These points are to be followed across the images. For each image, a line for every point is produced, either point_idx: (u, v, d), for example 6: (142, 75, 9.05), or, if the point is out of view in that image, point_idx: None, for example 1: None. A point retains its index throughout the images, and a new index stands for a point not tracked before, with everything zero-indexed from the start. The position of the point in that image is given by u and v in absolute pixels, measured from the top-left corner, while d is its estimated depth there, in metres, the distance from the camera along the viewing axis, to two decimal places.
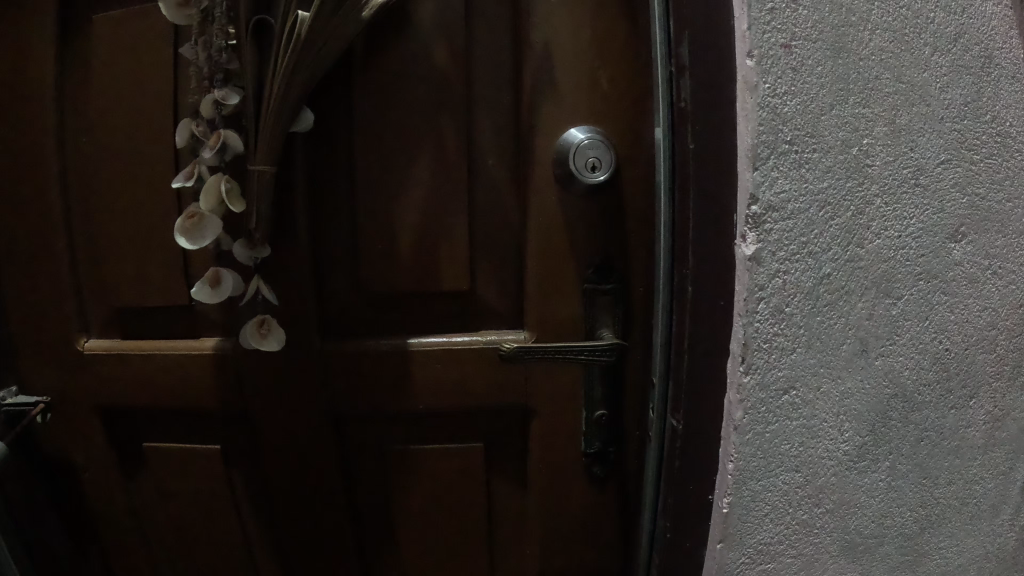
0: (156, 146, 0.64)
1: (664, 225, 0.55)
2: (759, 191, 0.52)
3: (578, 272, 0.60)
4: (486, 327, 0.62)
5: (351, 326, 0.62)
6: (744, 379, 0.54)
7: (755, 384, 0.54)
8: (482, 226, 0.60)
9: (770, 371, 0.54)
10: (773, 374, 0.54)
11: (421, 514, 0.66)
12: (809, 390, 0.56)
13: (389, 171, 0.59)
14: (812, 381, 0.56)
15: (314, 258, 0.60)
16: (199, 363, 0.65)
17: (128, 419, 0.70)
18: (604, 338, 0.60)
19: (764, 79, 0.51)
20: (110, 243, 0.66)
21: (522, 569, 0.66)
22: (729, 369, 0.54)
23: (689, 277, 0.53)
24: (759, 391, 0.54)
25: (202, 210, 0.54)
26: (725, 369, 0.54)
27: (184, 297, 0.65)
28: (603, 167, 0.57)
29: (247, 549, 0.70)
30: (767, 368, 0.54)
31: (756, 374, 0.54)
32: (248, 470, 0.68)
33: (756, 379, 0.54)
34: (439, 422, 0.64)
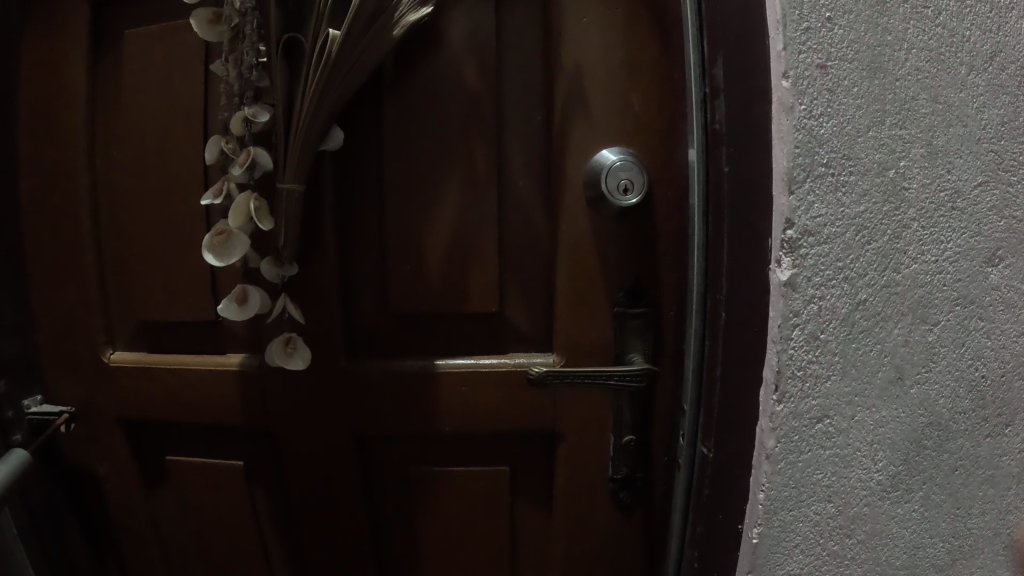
0: (185, 161, 0.65)
1: (697, 248, 0.55)
2: (795, 215, 0.50)
3: (608, 295, 0.59)
4: (514, 350, 0.61)
5: (378, 345, 0.62)
6: (778, 408, 0.52)
7: (789, 413, 0.52)
8: (510, 245, 0.60)
9: (804, 401, 0.53)
10: (807, 403, 0.53)
11: (444, 535, 0.65)
12: (843, 419, 0.54)
13: (418, 190, 0.59)
14: (846, 409, 0.54)
15: (341, 276, 0.60)
16: (223, 378, 0.64)
17: (153, 432, 0.70)
18: (635, 364, 0.58)
19: (800, 101, 0.50)
20: (137, 256, 0.66)
21: None
22: (762, 398, 0.52)
23: (723, 302, 0.52)
24: (792, 420, 0.52)
25: (230, 227, 0.53)
26: (758, 399, 0.52)
27: (210, 312, 0.65)
28: (635, 189, 0.56)
29: (266, 563, 0.70)
30: (801, 397, 0.52)
31: (790, 403, 0.52)
32: (271, 486, 0.68)
33: (790, 408, 0.52)
34: (464, 445, 0.63)
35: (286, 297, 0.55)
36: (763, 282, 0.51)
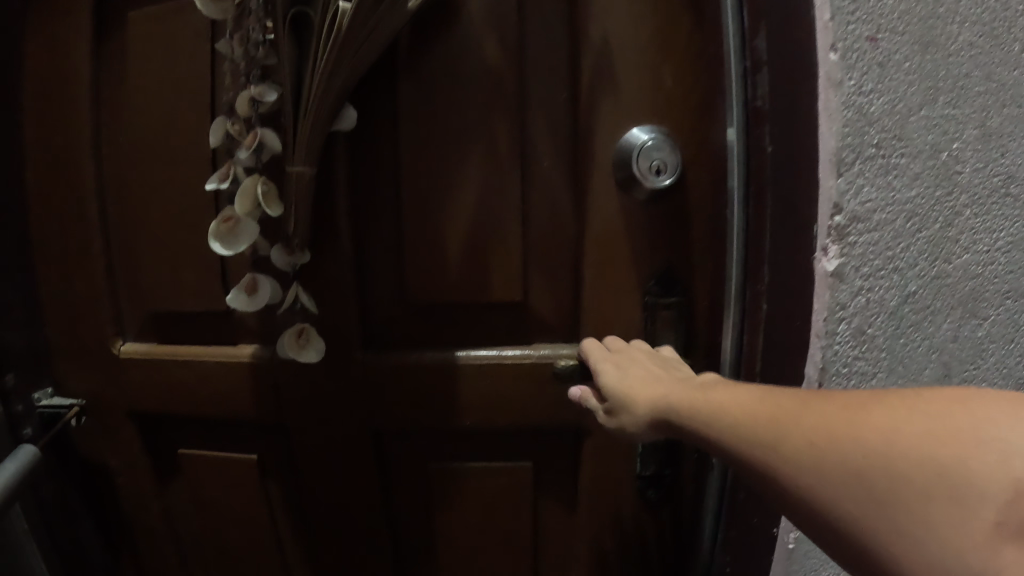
0: (193, 145, 0.62)
1: (735, 233, 0.50)
2: (844, 200, 0.46)
3: (638, 282, 0.55)
4: (538, 341, 0.57)
5: (394, 337, 0.58)
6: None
7: None
8: (536, 231, 0.55)
9: None
10: None
11: (464, 532, 0.63)
12: None
13: (434, 173, 0.55)
14: None
15: (356, 264, 0.57)
16: (235, 370, 0.62)
17: (165, 425, 0.68)
18: None
19: (849, 75, 0.45)
20: (144, 245, 0.64)
21: None
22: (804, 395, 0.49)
23: (763, 293, 0.49)
24: None
25: (237, 213, 0.50)
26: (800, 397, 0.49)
27: (220, 302, 0.63)
28: (668, 170, 0.52)
29: (282, 558, 0.68)
30: None
31: None
32: (285, 481, 0.66)
33: None
34: (486, 440, 0.60)
35: (297, 285, 0.52)
36: (809, 272, 0.47)
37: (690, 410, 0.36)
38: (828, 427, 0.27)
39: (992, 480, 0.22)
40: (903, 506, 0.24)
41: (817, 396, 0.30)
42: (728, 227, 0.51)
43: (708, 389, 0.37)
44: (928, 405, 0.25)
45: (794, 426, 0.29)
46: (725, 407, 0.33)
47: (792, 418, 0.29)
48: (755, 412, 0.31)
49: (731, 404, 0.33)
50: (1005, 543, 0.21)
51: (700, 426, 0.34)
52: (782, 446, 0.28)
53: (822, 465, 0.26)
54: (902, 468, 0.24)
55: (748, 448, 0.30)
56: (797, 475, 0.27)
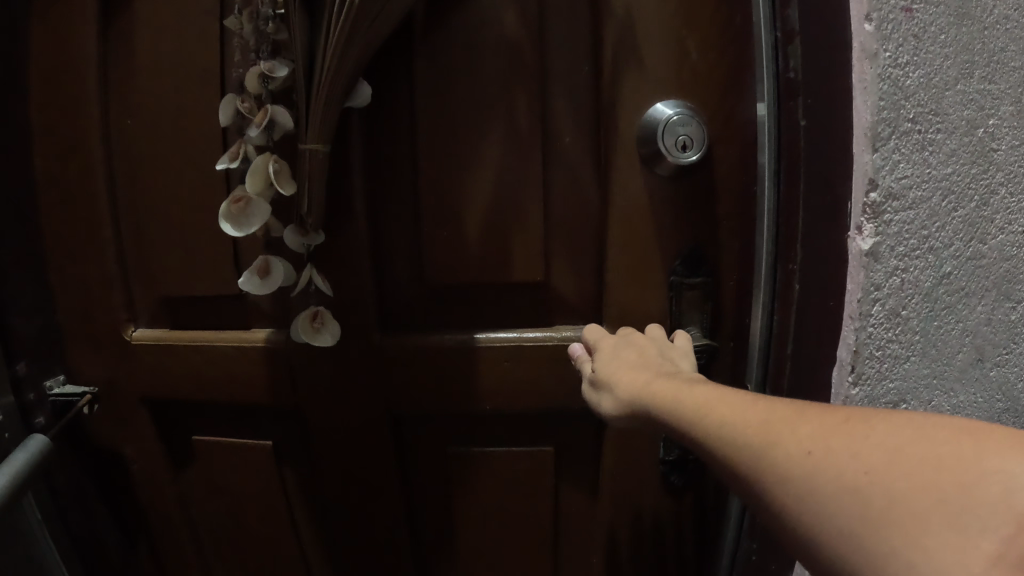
0: (204, 125, 0.60)
1: (767, 211, 0.48)
2: (880, 175, 0.44)
3: (665, 263, 0.53)
4: (561, 323, 0.56)
5: (413, 319, 0.57)
6: (853, 391, 0.47)
7: (864, 396, 0.47)
8: (558, 211, 0.54)
9: (881, 383, 0.48)
10: (884, 385, 0.48)
11: (483, 517, 0.62)
12: (919, 403, 0.49)
13: (452, 152, 0.53)
14: (924, 393, 0.49)
15: (373, 246, 0.55)
16: (249, 355, 0.61)
17: (179, 411, 0.67)
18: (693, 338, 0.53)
19: (885, 46, 0.43)
20: (156, 228, 0.63)
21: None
22: (836, 378, 0.47)
23: (796, 273, 0.47)
24: (867, 403, 0.48)
25: (249, 193, 0.49)
26: (831, 378, 0.48)
27: (234, 286, 0.62)
28: (694, 145, 0.50)
29: (299, 543, 0.68)
30: (878, 379, 0.47)
31: (866, 386, 0.47)
32: (302, 466, 0.65)
33: (866, 391, 0.47)
34: (506, 424, 0.59)
35: (312, 268, 0.51)
36: (841, 253, 0.45)
37: (669, 407, 0.35)
38: (829, 441, 0.26)
39: (997, 517, 0.21)
40: (900, 535, 0.23)
41: (812, 408, 0.29)
42: (759, 204, 0.49)
43: (694, 384, 0.36)
44: (929, 433, 0.25)
45: (788, 437, 0.27)
46: (708, 407, 0.32)
47: (787, 428, 0.28)
48: (747, 415, 0.30)
49: (714, 404, 0.32)
50: None
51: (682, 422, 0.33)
52: (776, 455, 0.27)
53: (817, 482, 0.25)
54: (905, 493, 0.23)
55: (735, 453, 0.29)
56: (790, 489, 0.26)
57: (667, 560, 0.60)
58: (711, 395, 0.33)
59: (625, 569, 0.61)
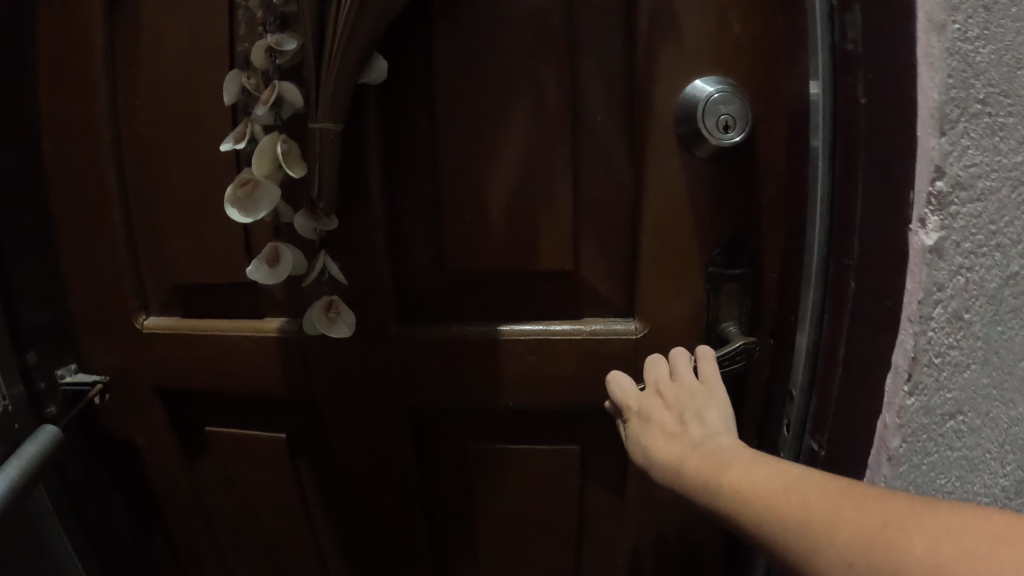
0: (212, 105, 0.57)
1: (819, 202, 0.43)
2: (947, 161, 0.36)
3: (702, 253, 0.50)
4: (588, 314, 0.53)
5: (432, 309, 0.54)
6: (907, 402, 0.39)
7: (920, 407, 0.39)
8: (586, 197, 0.50)
9: (939, 393, 0.40)
10: (942, 396, 0.40)
11: (503, 514, 0.60)
12: (979, 416, 0.41)
13: (474, 132, 0.50)
14: (985, 404, 0.41)
15: (389, 232, 0.52)
16: (261, 345, 0.59)
17: (192, 401, 0.65)
18: (736, 341, 0.48)
19: (954, 16, 0.35)
20: (164, 214, 0.61)
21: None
22: (889, 389, 0.39)
23: (852, 269, 0.41)
24: (923, 416, 0.40)
25: (257, 176, 0.46)
26: (883, 388, 0.40)
27: (246, 274, 0.59)
28: (737, 125, 0.46)
29: (313, 537, 0.66)
30: (936, 389, 0.39)
31: (923, 396, 0.39)
32: (316, 460, 0.63)
33: (923, 402, 0.39)
34: (531, 421, 0.56)
35: (326, 257, 0.48)
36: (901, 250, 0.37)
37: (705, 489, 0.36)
38: (867, 548, 0.27)
39: None
40: None
41: (846, 503, 0.30)
42: (810, 194, 0.43)
43: (727, 458, 0.37)
44: (968, 537, 0.25)
45: (826, 540, 0.29)
46: (744, 496, 0.33)
47: (824, 526, 0.29)
48: (781, 508, 0.31)
49: (749, 491, 0.33)
50: None
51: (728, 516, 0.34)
52: (818, 558, 0.29)
53: None
54: None
55: (774, 549, 0.31)
56: None
57: (693, 565, 0.58)
58: (743, 479, 0.34)
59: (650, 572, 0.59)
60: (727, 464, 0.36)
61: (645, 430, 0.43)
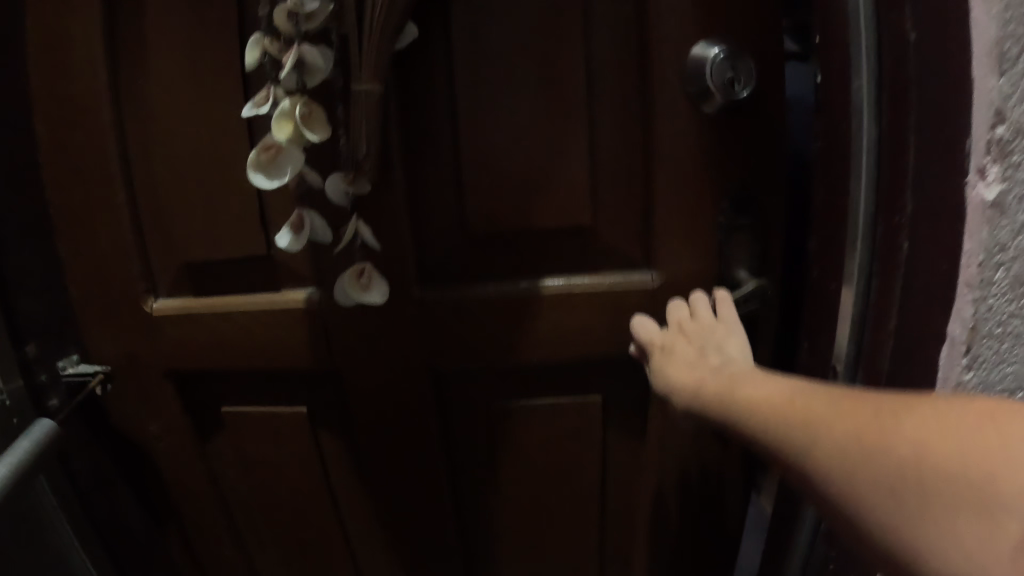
0: (223, 80, 0.57)
1: (866, 151, 0.39)
2: (1007, 105, 0.35)
3: (712, 206, 0.53)
4: (607, 268, 0.55)
5: (455, 271, 0.56)
6: (966, 376, 0.40)
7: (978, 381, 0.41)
8: (601, 157, 0.53)
9: (999, 365, 0.41)
10: (1002, 368, 0.41)
11: (528, 470, 0.62)
12: None
13: (492, 98, 0.52)
14: None
15: (411, 195, 0.54)
16: (279, 319, 0.59)
17: (205, 384, 0.65)
18: (747, 282, 0.54)
19: None
20: (173, 195, 0.60)
21: (631, 522, 0.64)
22: (945, 362, 0.40)
23: (905, 224, 0.39)
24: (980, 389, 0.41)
25: (279, 142, 0.47)
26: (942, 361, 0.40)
27: (262, 249, 0.60)
28: (742, 82, 0.49)
29: (335, 510, 0.67)
30: (997, 360, 0.40)
31: (982, 369, 0.40)
32: (337, 432, 0.64)
33: (981, 375, 0.40)
34: (555, 377, 0.59)
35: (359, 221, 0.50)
36: (958, 205, 0.36)
37: (721, 405, 0.39)
38: (863, 440, 0.30)
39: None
40: (939, 521, 0.27)
41: (847, 402, 0.33)
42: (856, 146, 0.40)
43: (745, 378, 0.40)
44: (956, 422, 0.28)
45: (826, 434, 0.32)
46: (756, 405, 0.37)
47: (824, 423, 0.32)
48: (788, 414, 0.34)
49: (761, 402, 0.36)
50: None
51: (739, 424, 0.37)
52: (817, 453, 0.32)
53: (853, 475, 0.30)
54: (941, 486, 0.27)
55: (778, 450, 0.34)
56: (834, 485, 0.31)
57: (708, 504, 0.61)
58: (755, 393, 0.37)
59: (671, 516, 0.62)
60: (742, 383, 0.40)
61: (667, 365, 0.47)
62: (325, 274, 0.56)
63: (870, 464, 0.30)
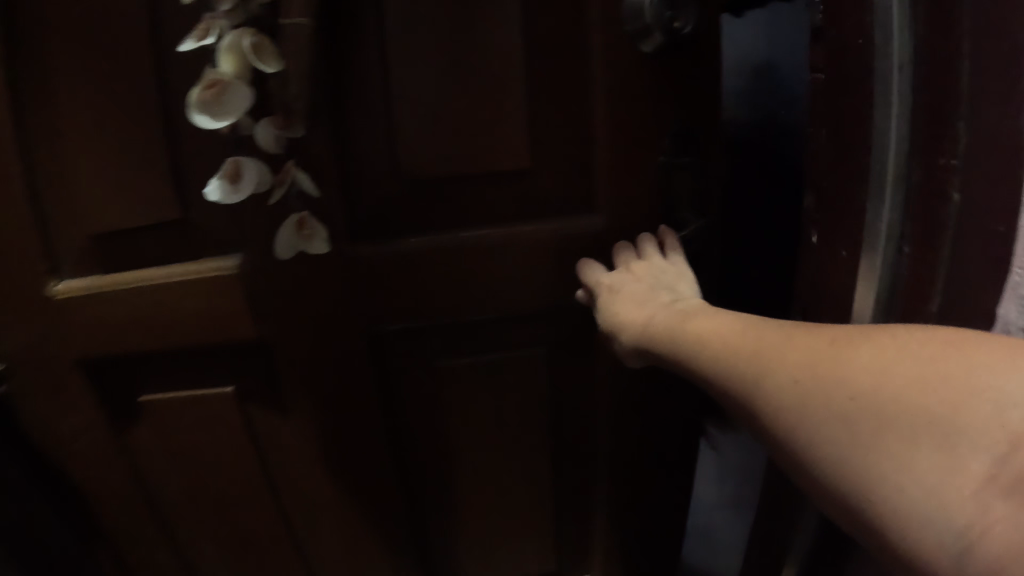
0: (64, 0, 0.46)
1: (898, 104, 0.31)
2: None
3: (655, 146, 0.53)
4: (547, 215, 0.55)
5: (390, 223, 0.53)
6: None
7: None
8: (543, 99, 0.51)
9: None
10: None
11: (480, 415, 0.65)
12: None
13: (427, 35, 0.48)
14: None
15: (338, 141, 0.50)
16: (197, 291, 0.54)
17: (113, 373, 0.58)
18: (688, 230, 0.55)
19: None
20: (38, 157, 0.49)
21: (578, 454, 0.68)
22: None
23: (958, 173, 0.30)
24: None
25: (224, 76, 0.41)
26: None
27: (162, 211, 0.51)
28: (684, 20, 0.48)
29: (277, 485, 0.64)
30: None
31: None
32: (273, 407, 0.60)
33: None
34: (500, 326, 0.60)
35: (295, 170, 0.47)
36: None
37: (671, 340, 0.39)
38: (819, 371, 0.30)
39: (984, 428, 0.26)
40: (893, 450, 0.27)
41: (801, 332, 0.33)
42: (885, 93, 0.31)
43: (694, 314, 0.40)
44: (914, 349, 0.28)
45: (780, 366, 0.32)
46: (706, 337, 0.36)
47: (778, 356, 0.32)
48: (740, 349, 0.34)
49: (712, 333, 0.36)
50: (990, 492, 0.25)
51: (687, 357, 0.37)
52: (771, 384, 0.32)
53: (806, 404, 0.30)
54: (897, 415, 0.28)
55: (726, 382, 0.34)
56: (786, 415, 0.31)
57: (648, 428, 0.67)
58: (703, 327, 0.37)
59: (614, 443, 0.67)
60: (690, 317, 0.40)
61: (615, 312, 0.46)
62: (248, 233, 0.52)
63: (825, 395, 0.30)
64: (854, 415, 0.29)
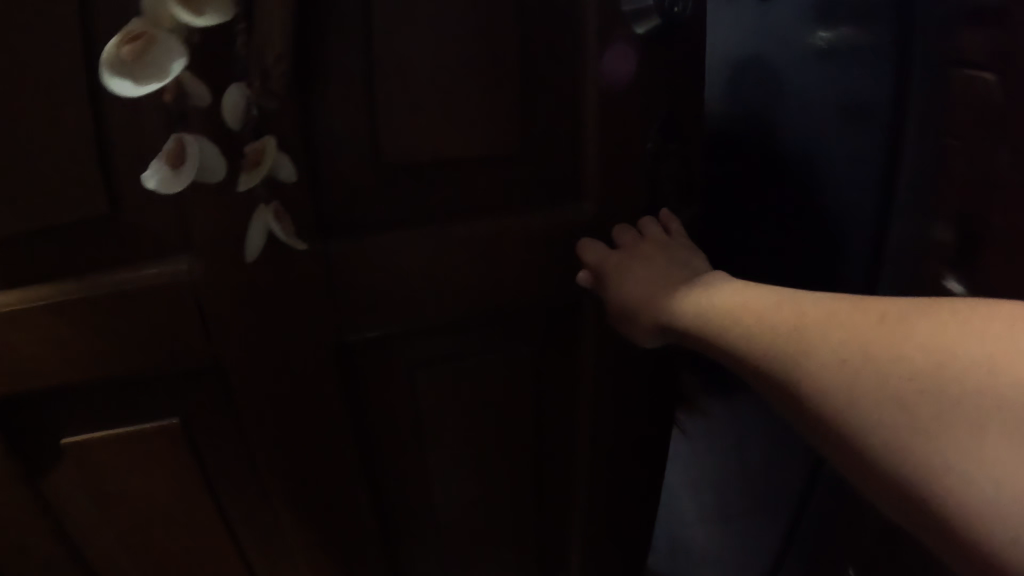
0: None
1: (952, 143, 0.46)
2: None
3: (647, 129, 0.51)
4: (537, 202, 0.52)
5: (366, 213, 0.48)
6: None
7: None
8: (535, 78, 0.47)
9: None
10: None
11: (464, 420, 0.61)
12: None
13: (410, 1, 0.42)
14: None
15: (307, 119, 0.43)
16: (133, 307, 0.45)
17: (20, 415, 0.47)
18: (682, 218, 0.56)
19: None
20: None
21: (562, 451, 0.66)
22: None
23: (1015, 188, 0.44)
24: None
25: (141, 23, 0.36)
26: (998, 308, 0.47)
27: (80, 210, 0.41)
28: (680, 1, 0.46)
29: (231, 521, 0.57)
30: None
31: None
32: (229, 433, 0.52)
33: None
34: (488, 322, 0.56)
35: (264, 142, 0.41)
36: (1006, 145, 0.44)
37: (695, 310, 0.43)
38: (860, 344, 0.33)
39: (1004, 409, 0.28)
40: (917, 415, 0.30)
41: (848, 305, 0.36)
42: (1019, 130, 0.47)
43: (722, 288, 0.43)
44: (962, 326, 0.31)
45: (819, 333, 0.35)
46: (734, 307, 0.40)
47: (816, 327, 0.35)
48: (775, 317, 0.38)
49: (750, 301, 0.40)
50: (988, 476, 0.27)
51: (714, 326, 0.41)
52: (805, 349, 0.35)
53: (844, 372, 0.33)
54: (925, 386, 0.30)
55: (755, 345, 0.38)
56: (812, 377, 0.34)
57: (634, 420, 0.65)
58: (735, 298, 0.41)
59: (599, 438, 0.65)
60: (711, 292, 0.43)
61: (633, 294, 0.48)
62: (194, 233, 0.44)
63: (867, 363, 0.33)
64: (888, 377, 0.32)
